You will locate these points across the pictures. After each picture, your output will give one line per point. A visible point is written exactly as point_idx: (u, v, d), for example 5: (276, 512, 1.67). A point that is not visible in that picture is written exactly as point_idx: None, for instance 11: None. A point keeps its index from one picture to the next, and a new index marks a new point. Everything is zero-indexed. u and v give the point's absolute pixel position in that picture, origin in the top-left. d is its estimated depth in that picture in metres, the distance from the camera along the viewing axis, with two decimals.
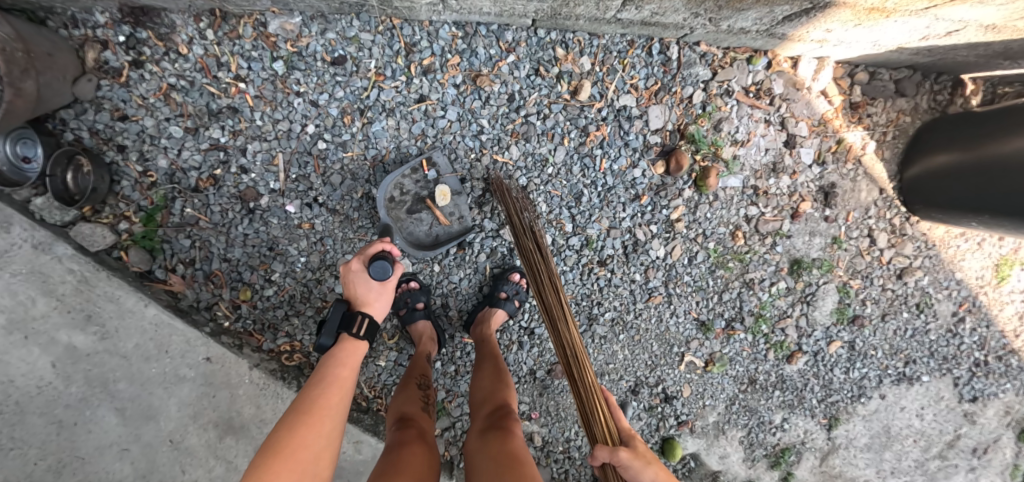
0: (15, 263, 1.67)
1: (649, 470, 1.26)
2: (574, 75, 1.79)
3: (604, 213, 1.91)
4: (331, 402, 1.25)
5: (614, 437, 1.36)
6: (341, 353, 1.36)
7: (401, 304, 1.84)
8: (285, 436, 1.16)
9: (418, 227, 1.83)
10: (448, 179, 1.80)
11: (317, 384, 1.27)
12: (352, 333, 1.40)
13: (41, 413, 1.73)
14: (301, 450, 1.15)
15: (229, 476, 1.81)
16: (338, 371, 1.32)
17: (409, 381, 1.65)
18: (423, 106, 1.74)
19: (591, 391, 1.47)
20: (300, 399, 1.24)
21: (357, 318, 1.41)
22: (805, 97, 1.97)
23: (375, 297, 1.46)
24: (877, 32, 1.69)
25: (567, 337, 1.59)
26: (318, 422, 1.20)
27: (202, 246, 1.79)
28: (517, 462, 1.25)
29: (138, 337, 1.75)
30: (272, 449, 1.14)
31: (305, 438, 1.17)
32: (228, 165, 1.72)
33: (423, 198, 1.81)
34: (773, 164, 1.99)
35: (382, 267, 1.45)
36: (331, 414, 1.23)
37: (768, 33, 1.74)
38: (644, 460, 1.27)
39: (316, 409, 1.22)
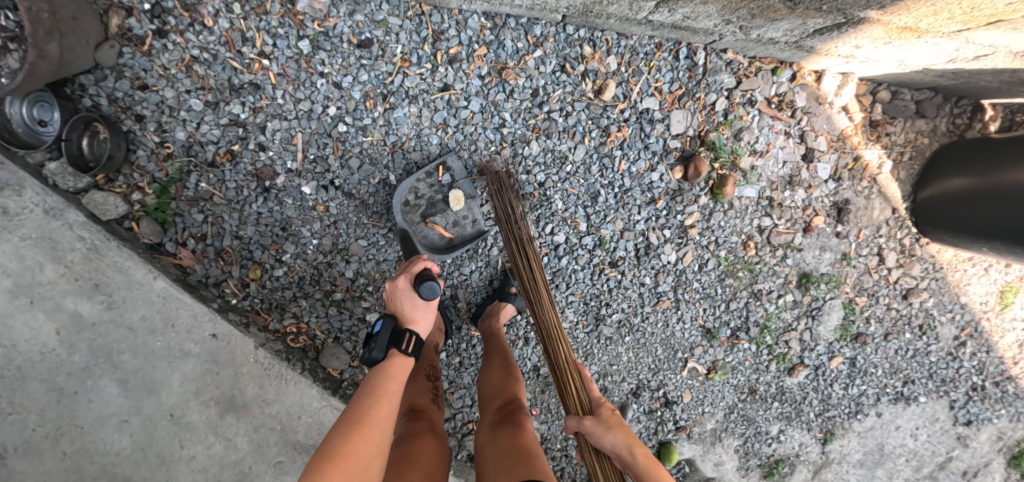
0: (25, 228, 1.66)
1: (610, 436, 1.31)
2: (599, 75, 1.78)
3: (619, 214, 1.91)
4: (381, 414, 1.29)
5: (583, 404, 1.43)
6: (391, 367, 1.41)
7: None
8: (340, 444, 1.20)
9: (430, 232, 1.81)
10: (462, 183, 1.79)
11: (369, 395, 1.32)
12: (402, 349, 1.44)
13: (42, 380, 1.73)
14: (354, 456, 1.19)
15: (228, 453, 1.82)
16: (389, 384, 1.36)
17: (418, 371, 1.69)
18: (447, 96, 1.73)
19: (562, 361, 1.51)
20: (353, 408, 1.29)
21: (407, 337, 1.46)
22: (826, 112, 1.97)
23: (420, 314, 1.51)
24: (905, 51, 1.69)
25: (542, 308, 1.58)
26: (369, 431, 1.25)
27: (215, 222, 1.77)
28: (527, 455, 1.29)
29: (145, 309, 1.74)
30: (327, 454, 1.18)
31: (357, 446, 1.21)
32: (246, 142, 1.71)
33: (437, 203, 1.80)
34: (790, 176, 1.99)
35: (431, 288, 1.48)
36: (382, 426, 1.28)
37: (796, 45, 1.73)
38: (606, 426, 1.32)
39: (368, 420, 1.27)
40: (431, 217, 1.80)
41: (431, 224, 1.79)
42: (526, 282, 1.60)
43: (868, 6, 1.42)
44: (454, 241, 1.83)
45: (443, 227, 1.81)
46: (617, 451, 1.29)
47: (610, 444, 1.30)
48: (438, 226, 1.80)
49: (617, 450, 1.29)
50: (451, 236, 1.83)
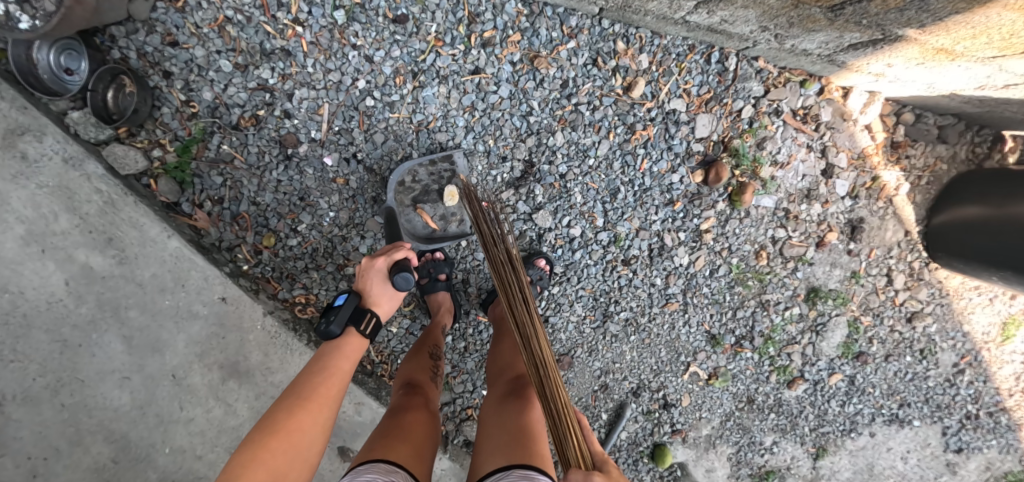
0: (43, 175, 1.65)
1: None
2: (630, 72, 1.78)
3: (637, 212, 1.91)
4: (329, 392, 1.34)
5: (586, 458, 1.19)
6: (346, 345, 1.47)
7: (424, 273, 1.81)
8: (286, 417, 1.25)
9: (416, 218, 1.82)
10: (462, 182, 1.79)
11: (317, 373, 1.37)
12: (359, 329, 1.51)
13: (46, 330, 1.77)
14: (300, 430, 1.24)
15: (228, 418, 1.88)
16: (339, 363, 1.42)
17: (422, 347, 1.71)
18: (477, 79, 1.71)
19: (562, 408, 1.28)
20: (300, 384, 1.34)
21: (366, 317, 1.53)
22: (849, 129, 1.98)
23: (385, 299, 1.60)
24: (936, 74, 1.69)
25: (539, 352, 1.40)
26: (315, 408, 1.29)
27: (233, 186, 1.76)
28: (528, 435, 1.32)
29: (157, 267, 1.74)
30: (272, 427, 1.22)
31: (303, 421, 1.25)
32: (272, 108, 1.69)
33: (430, 191, 1.80)
34: (808, 190, 2.00)
35: (403, 280, 1.57)
36: (328, 403, 1.33)
37: (829, 59, 1.73)
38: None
39: (315, 397, 1.31)
40: (422, 204, 1.80)
41: (419, 211, 1.80)
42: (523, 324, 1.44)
43: (908, 23, 1.42)
44: (435, 234, 1.85)
45: (430, 216, 1.81)
46: None
47: None
48: (426, 215, 1.81)
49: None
50: (436, 227, 1.84)
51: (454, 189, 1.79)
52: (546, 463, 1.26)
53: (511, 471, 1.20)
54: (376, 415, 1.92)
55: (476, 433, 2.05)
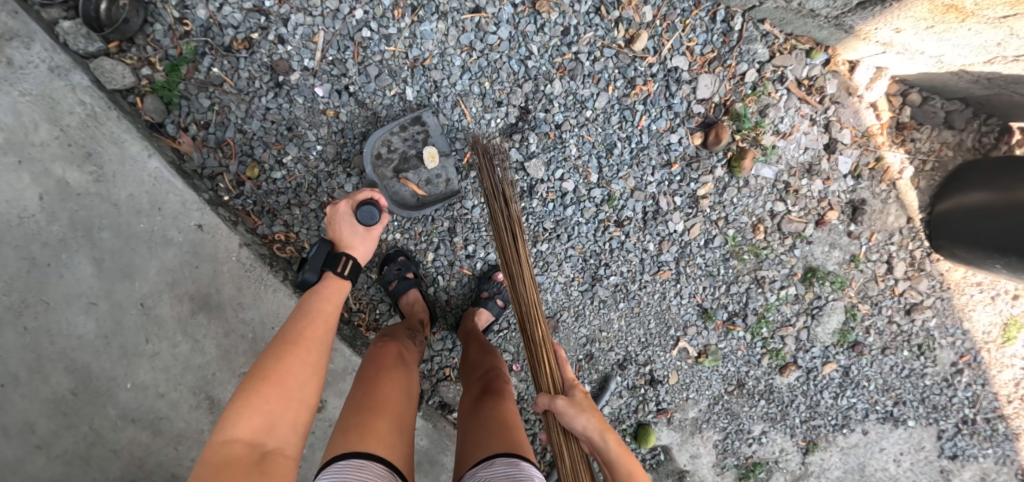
0: (27, 82, 1.62)
1: (582, 418, 1.24)
2: (633, 24, 1.75)
3: (633, 172, 1.86)
4: (316, 335, 1.29)
5: (557, 384, 1.37)
6: (326, 290, 1.41)
7: (390, 276, 1.79)
8: (273, 362, 1.20)
9: (401, 188, 1.78)
10: (439, 141, 1.76)
11: (303, 315, 1.31)
12: (337, 271, 1.45)
13: (15, 246, 1.73)
14: (289, 375, 1.19)
15: (195, 355, 1.82)
16: (323, 305, 1.36)
17: (399, 324, 1.66)
18: (477, 18, 1.68)
19: (540, 343, 1.44)
20: (285, 328, 1.28)
21: (342, 259, 1.47)
22: (854, 106, 1.93)
23: (358, 241, 1.55)
24: (945, 43, 1.66)
25: (527, 292, 1.51)
26: (304, 349, 1.25)
27: (220, 111, 1.72)
28: (507, 423, 1.33)
29: (134, 188, 1.69)
30: (259, 373, 1.18)
31: (292, 366, 1.21)
32: (267, 32, 1.66)
33: (409, 158, 1.76)
34: (809, 164, 1.95)
35: (370, 213, 1.55)
36: (317, 345, 1.28)
37: (836, 22, 1.71)
38: (578, 407, 1.26)
39: (303, 340, 1.26)
40: (404, 174, 1.76)
41: (403, 180, 1.76)
42: (513, 265, 1.52)
43: None
44: (424, 199, 1.80)
45: (415, 184, 1.77)
46: (588, 434, 1.23)
47: (582, 427, 1.23)
48: (411, 183, 1.77)
49: (588, 433, 1.23)
50: (424, 194, 1.79)
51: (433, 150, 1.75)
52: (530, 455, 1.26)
53: (495, 460, 1.20)
54: (349, 363, 1.85)
55: (452, 395, 1.97)
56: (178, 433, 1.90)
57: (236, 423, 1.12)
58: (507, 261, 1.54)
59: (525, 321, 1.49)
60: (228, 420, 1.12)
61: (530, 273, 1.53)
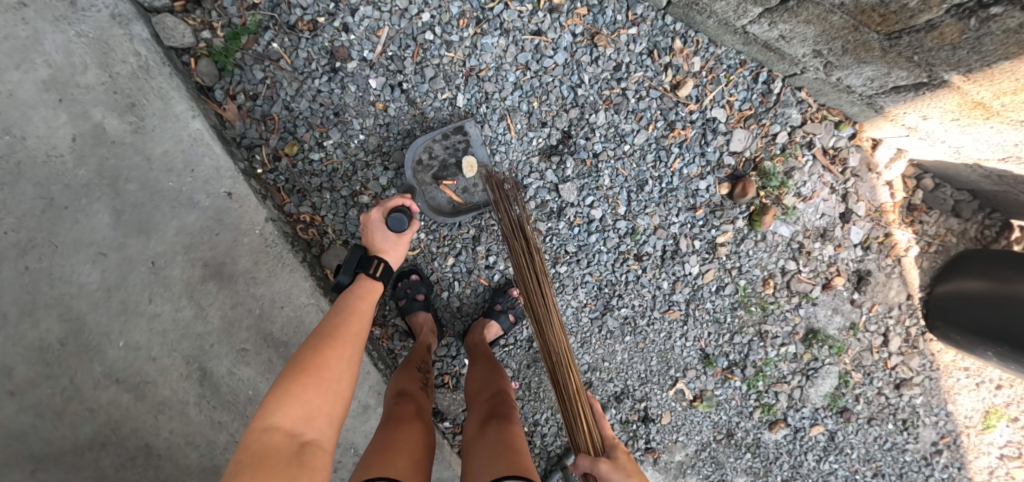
0: (86, 25, 1.64)
1: (625, 479, 1.27)
2: (680, 71, 1.81)
3: (659, 210, 1.90)
4: (352, 331, 1.35)
5: (596, 444, 1.40)
6: (360, 291, 1.47)
7: (401, 293, 1.84)
8: (310, 356, 1.25)
9: (439, 194, 1.81)
10: (478, 151, 1.79)
11: (340, 314, 1.37)
12: (368, 273, 1.51)
13: (36, 184, 1.71)
14: (326, 367, 1.25)
15: (196, 323, 1.78)
16: (358, 305, 1.42)
17: (410, 363, 1.66)
18: (537, 41, 1.73)
19: (575, 395, 1.49)
20: (322, 327, 1.34)
21: (374, 262, 1.53)
22: (872, 181, 2.02)
23: (390, 246, 1.58)
24: (966, 137, 1.76)
25: (557, 342, 1.56)
26: (341, 345, 1.30)
27: (271, 86, 1.73)
28: (516, 448, 1.29)
29: (171, 145, 1.68)
30: (299, 367, 1.23)
31: (329, 359, 1.26)
32: (333, 18, 1.69)
33: (448, 166, 1.80)
34: (824, 229, 2.02)
35: (400, 219, 1.58)
36: (353, 341, 1.33)
37: (868, 101, 1.79)
38: (623, 471, 1.29)
39: (339, 336, 1.32)
40: (443, 180, 1.80)
41: (442, 186, 1.79)
42: (543, 315, 1.57)
43: (957, 65, 1.46)
44: (462, 208, 1.83)
45: (453, 191, 1.81)
46: None
47: None
48: (449, 190, 1.80)
49: None
50: (460, 201, 1.83)
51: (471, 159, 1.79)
52: (537, 477, 1.22)
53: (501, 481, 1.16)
54: None
55: (447, 403, 1.95)
56: (161, 401, 1.84)
57: (277, 412, 1.16)
58: (535, 312, 1.59)
59: (557, 372, 1.55)
60: (270, 410, 1.17)
61: (557, 320, 1.59)
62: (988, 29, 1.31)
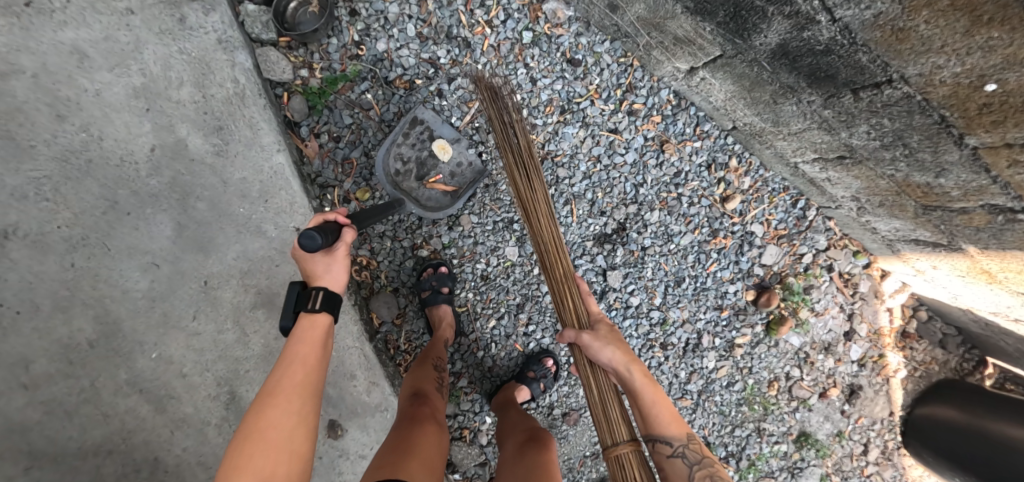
0: (190, 44, 1.68)
1: (607, 350, 1.38)
2: (731, 186, 1.96)
3: (690, 305, 2.05)
4: (297, 380, 1.22)
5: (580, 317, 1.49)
6: (304, 330, 1.30)
7: (427, 285, 1.83)
8: (254, 420, 1.16)
9: (431, 192, 1.83)
10: (443, 131, 1.80)
11: (284, 360, 1.25)
12: (308, 308, 1.30)
13: (101, 185, 1.69)
14: (273, 429, 1.15)
15: (236, 346, 1.80)
16: (302, 345, 1.27)
17: (426, 359, 1.72)
18: (612, 138, 1.86)
19: (563, 280, 1.53)
20: (267, 381, 1.22)
21: (310, 295, 1.31)
22: (876, 305, 2.21)
23: (325, 268, 1.33)
24: (966, 289, 1.96)
25: (541, 230, 1.56)
26: (286, 399, 1.19)
27: (356, 132, 1.80)
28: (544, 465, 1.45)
29: (249, 173, 1.72)
30: (245, 433, 1.15)
31: (276, 419, 1.17)
32: (430, 82, 1.77)
33: (425, 161, 1.81)
34: (828, 343, 2.20)
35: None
36: (301, 390, 1.22)
37: (887, 243, 1.99)
38: (604, 341, 1.39)
39: (283, 389, 1.20)
40: (428, 177, 1.82)
41: (430, 184, 1.81)
42: (532, 205, 1.57)
43: (975, 241, 1.61)
44: (457, 192, 1.84)
45: (443, 182, 1.82)
46: (614, 365, 1.37)
47: (609, 358, 1.37)
48: (438, 183, 1.82)
49: (614, 364, 1.37)
50: (454, 188, 1.83)
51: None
52: None
53: None
54: (385, 400, 1.86)
55: (461, 455, 2.01)
56: (181, 417, 1.81)
57: None
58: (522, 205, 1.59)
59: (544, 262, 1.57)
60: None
61: (548, 212, 1.58)
62: (1012, 227, 1.43)
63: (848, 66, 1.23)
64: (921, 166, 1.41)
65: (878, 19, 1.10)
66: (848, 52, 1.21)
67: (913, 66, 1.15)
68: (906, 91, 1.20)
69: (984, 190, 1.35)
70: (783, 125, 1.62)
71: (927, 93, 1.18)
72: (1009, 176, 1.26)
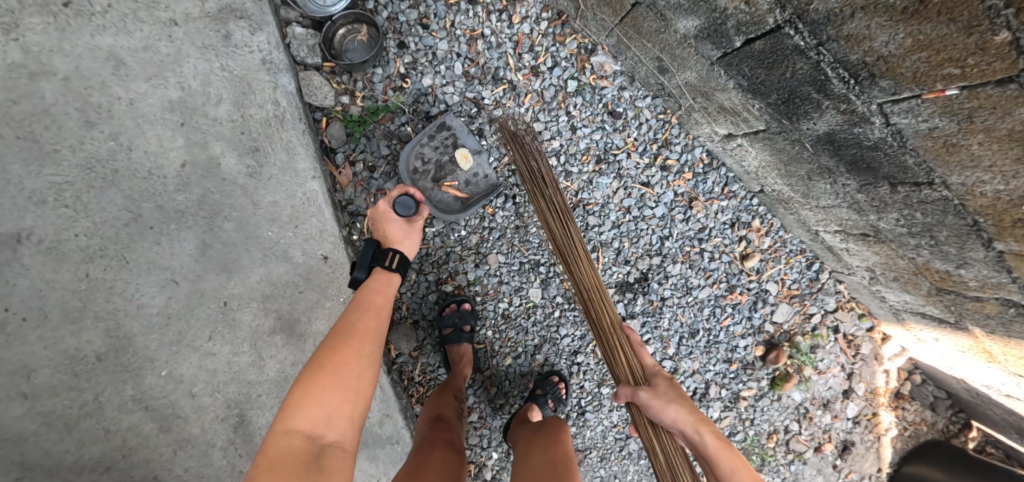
0: (233, 62, 1.64)
1: (608, 311, 1.59)
2: (751, 244, 1.99)
3: (701, 356, 2.09)
4: (370, 326, 1.25)
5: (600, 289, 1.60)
6: (375, 283, 1.37)
7: (450, 322, 1.83)
8: (328, 353, 1.17)
9: (444, 195, 1.80)
10: (468, 141, 1.79)
11: (356, 307, 1.28)
12: (385, 265, 1.41)
13: (125, 196, 1.64)
14: (345, 365, 1.16)
15: (250, 370, 1.76)
16: (373, 298, 1.32)
17: (446, 390, 1.70)
18: (643, 191, 1.88)
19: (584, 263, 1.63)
20: (341, 320, 1.25)
21: (390, 254, 1.42)
22: (874, 367, 2.22)
23: (403, 235, 1.50)
24: (964, 362, 1.94)
25: (586, 279, 1.62)
26: (359, 341, 1.21)
27: (391, 163, 1.81)
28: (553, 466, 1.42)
29: (281, 198, 1.70)
30: (315, 364, 1.16)
31: (349, 358, 1.18)
32: (472, 120, 1.80)
33: (444, 165, 1.79)
34: (828, 400, 2.21)
35: (407, 204, 1.50)
36: (372, 336, 1.24)
37: (894, 311, 1.99)
38: (611, 307, 1.58)
39: (356, 330, 1.22)
40: (444, 181, 1.79)
41: (444, 187, 1.78)
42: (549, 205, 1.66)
43: (983, 326, 1.63)
44: (469, 201, 1.81)
45: (456, 187, 1.79)
46: (615, 325, 1.57)
47: (612, 319, 1.58)
48: (452, 188, 1.79)
49: (614, 325, 1.57)
50: (466, 196, 1.81)
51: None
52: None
53: None
54: (396, 433, 1.84)
55: None
56: (184, 439, 1.75)
57: (296, 415, 1.10)
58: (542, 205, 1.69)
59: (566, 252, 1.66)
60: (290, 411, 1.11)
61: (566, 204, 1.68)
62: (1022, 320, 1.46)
63: (893, 164, 1.26)
64: (942, 255, 1.44)
65: (932, 131, 1.12)
66: (895, 152, 1.22)
67: (957, 176, 1.17)
68: (945, 195, 1.24)
69: (1002, 286, 1.39)
70: (812, 199, 1.66)
71: (966, 200, 1.22)
72: None
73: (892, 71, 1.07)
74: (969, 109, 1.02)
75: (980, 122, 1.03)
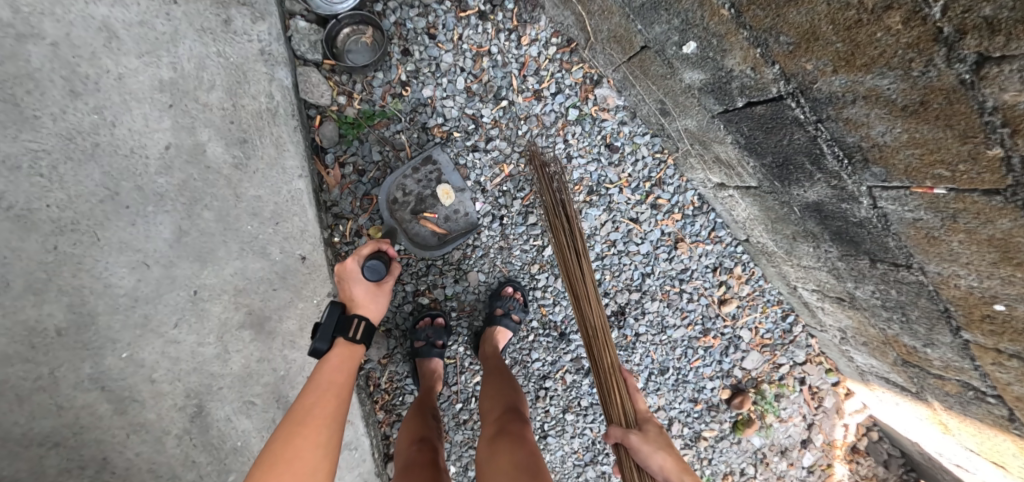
0: (231, 49, 1.60)
1: (656, 456, 1.26)
2: (730, 290, 2.01)
3: (668, 393, 2.10)
4: (324, 412, 1.25)
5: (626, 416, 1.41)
6: (336, 357, 1.38)
7: (422, 336, 1.83)
8: (280, 447, 1.17)
9: (421, 228, 1.81)
10: (451, 178, 1.80)
11: (311, 392, 1.28)
12: (347, 336, 1.41)
13: (103, 172, 1.59)
14: (298, 458, 1.16)
15: (214, 361, 1.73)
16: (332, 378, 1.32)
17: (421, 410, 1.67)
18: (630, 227, 1.89)
19: (608, 369, 1.48)
20: (294, 408, 1.26)
21: (353, 322, 1.42)
22: (834, 420, 2.25)
23: (369, 299, 1.47)
24: (919, 427, 1.97)
25: (594, 320, 1.55)
26: (311, 432, 1.21)
27: (382, 169, 1.79)
28: (519, 440, 1.35)
29: (265, 192, 1.67)
30: (268, 461, 1.16)
31: (302, 450, 1.18)
32: (469, 137, 1.79)
33: (425, 199, 1.80)
34: (785, 447, 2.24)
35: (375, 268, 1.47)
36: (327, 422, 1.24)
37: (859, 371, 2.04)
38: (653, 445, 1.28)
39: (309, 419, 1.23)
40: (423, 215, 1.80)
41: (422, 221, 1.81)
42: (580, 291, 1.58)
43: (941, 400, 1.65)
44: (445, 237, 1.83)
45: (434, 222, 1.81)
46: (663, 473, 1.24)
47: (658, 464, 1.25)
48: (429, 222, 1.81)
49: (662, 472, 1.25)
50: (444, 232, 1.83)
51: (545, 305, 1.93)
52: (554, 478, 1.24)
53: None
54: (356, 440, 1.82)
55: None
56: (138, 423, 1.71)
57: None
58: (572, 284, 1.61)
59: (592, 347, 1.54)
60: None
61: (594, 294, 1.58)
62: (978, 403, 1.50)
63: (875, 243, 1.27)
64: (912, 332, 1.47)
65: (916, 222, 1.13)
66: (879, 233, 1.24)
67: (934, 265, 1.19)
68: (921, 279, 1.26)
69: (964, 370, 1.42)
70: (794, 257, 1.68)
71: (940, 288, 1.23)
72: (990, 370, 1.32)
73: (885, 160, 1.08)
74: (954, 209, 1.04)
75: (963, 223, 1.04)
